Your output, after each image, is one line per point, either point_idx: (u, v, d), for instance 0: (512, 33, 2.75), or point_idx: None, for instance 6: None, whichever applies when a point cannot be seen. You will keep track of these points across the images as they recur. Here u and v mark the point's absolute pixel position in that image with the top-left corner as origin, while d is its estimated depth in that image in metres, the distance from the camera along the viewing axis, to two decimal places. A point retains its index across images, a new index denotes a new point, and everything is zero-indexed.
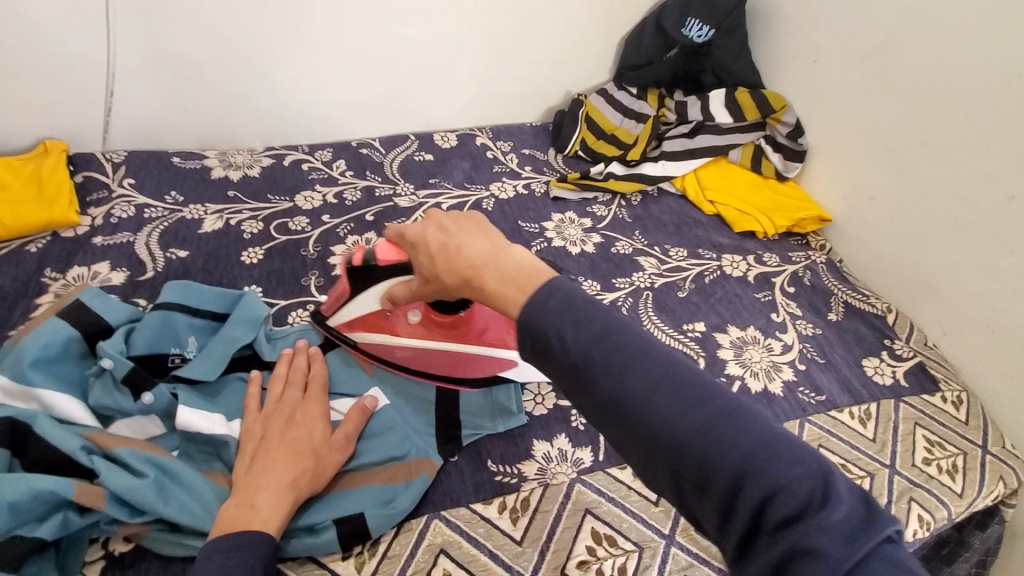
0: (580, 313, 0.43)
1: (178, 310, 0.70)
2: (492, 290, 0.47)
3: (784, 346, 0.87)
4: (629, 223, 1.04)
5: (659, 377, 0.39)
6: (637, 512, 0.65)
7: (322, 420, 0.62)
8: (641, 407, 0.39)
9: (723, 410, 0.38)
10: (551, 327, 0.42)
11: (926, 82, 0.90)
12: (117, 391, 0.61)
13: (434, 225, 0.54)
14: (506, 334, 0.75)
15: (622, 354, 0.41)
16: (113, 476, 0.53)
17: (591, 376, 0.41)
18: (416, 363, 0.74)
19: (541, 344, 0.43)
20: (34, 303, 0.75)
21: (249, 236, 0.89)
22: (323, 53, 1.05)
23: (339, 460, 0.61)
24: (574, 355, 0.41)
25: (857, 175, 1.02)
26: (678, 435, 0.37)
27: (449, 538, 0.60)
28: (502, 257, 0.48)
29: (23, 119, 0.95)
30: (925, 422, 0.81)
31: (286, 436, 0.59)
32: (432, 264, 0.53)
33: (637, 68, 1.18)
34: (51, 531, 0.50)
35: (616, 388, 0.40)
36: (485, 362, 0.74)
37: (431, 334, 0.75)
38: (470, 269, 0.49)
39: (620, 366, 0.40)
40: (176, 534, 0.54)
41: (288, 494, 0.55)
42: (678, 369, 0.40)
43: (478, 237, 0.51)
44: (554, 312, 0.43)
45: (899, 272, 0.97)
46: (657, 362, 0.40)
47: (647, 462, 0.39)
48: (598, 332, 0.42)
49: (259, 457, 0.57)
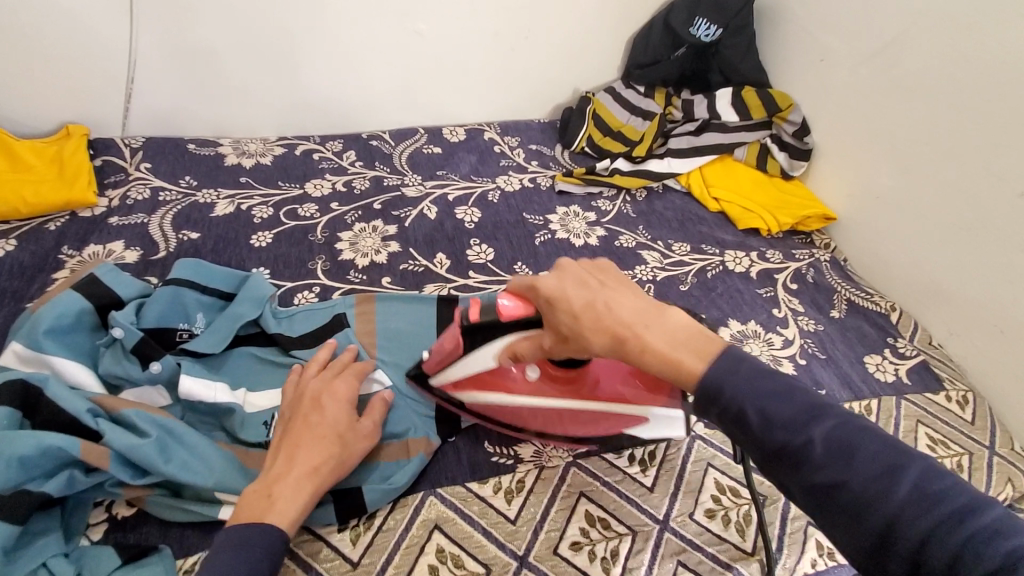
0: (779, 392, 0.44)
1: (187, 287, 0.72)
2: (659, 352, 0.48)
3: (785, 341, 0.87)
4: (633, 218, 1.05)
5: (887, 462, 0.39)
6: (631, 497, 0.65)
7: (348, 404, 0.62)
8: (870, 493, 0.39)
9: (964, 501, 0.37)
10: (748, 402, 0.44)
11: (934, 80, 0.90)
12: (127, 359, 0.63)
13: (572, 278, 0.52)
14: (631, 386, 0.65)
15: (835, 437, 0.41)
16: (118, 436, 0.55)
17: (801, 457, 0.41)
18: (532, 422, 0.67)
19: (738, 417, 0.44)
20: (51, 277, 0.78)
21: (259, 220, 0.91)
22: (337, 45, 1.07)
23: (365, 446, 0.61)
24: (780, 431, 0.42)
25: (861, 174, 1.02)
26: (909, 523, 0.37)
27: (443, 516, 0.61)
28: (651, 317, 0.50)
29: (46, 105, 0.98)
30: (928, 420, 0.80)
31: (310, 420, 0.59)
32: (574, 323, 0.51)
33: (644, 67, 1.19)
34: (58, 487, 0.52)
35: (839, 471, 0.40)
36: (605, 419, 0.66)
37: (544, 391, 0.66)
38: (626, 329, 0.49)
39: (842, 447, 0.40)
40: (176, 499, 0.56)
41: (309, 480, 0.55)
42: (898, 450, 0.40)
43: (614, 298, 0.50)
44: (749, 386, 0.45)
45: (904, 272, 0.97)
46: (873, 444, 0.40)
47: (872, 551, 0.38)
48: (806, 411, 0.43)
49: (286, 440, 0.58)
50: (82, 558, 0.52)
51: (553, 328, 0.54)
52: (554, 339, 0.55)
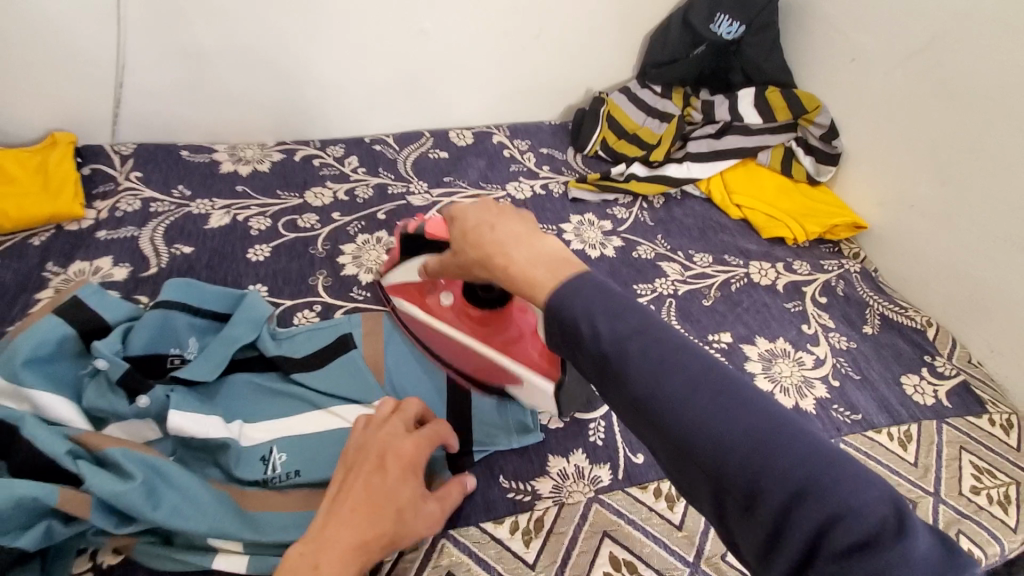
0: (612, 308, 0.40)
1: (177, 309, 0.67)
2: (519, 268, 0.46)
3: (816, 360, 0.82)
4: (651, 227, 1.00)
5: (701, 381, 0.37)
6: (658, 536, 0.60)
7: (415, 471, 0.51)
8: (677, 412, 0.36)
9: (772, 425, 0.34)
10: (582, 315, 0.41)
11: (978, 81, 0.84)
12: (112, 392, 0.58)
13: (477, 205, 0.54)
14: (532, 349, 0.66)
15: (656, 351, 0.38)
16: (101, 481, 0.50)
17: (618, 372, 0.39)
18: (435, 344, 0.71)
19: (572, 332, 0.41)
20: (34, 298, 0.73)
21: (257, 233, 0.86)
22: (338, 45, 1.02)
23: (420, 527, 0.51)
24: (607, 347, 0.39)
25: (893, 180, 0.97)
26: (725, 446, 0.34)
27: (456, 561, 0.56)
28: (519, 241, 0.48)
29: (31, 110, 0.93)
30: (971, 446, 0.75)
31: (373, 483, 0.49)
32: (462, 242, 0.53)
33: (661, 66, 1.13)
34: (34, 541, 0.47)
35: (653, 387, 0.37)
36: (495, 370, 0.68)
37: (454, 320, 0.70)
38: (495, 248, 0.49)
39: (662, 366, 0.38)
40: (168, 547, 0.52)
41: (355, 556, 0.45)
42: (715, 371, 0.37)
43: (499, 220, 0.51)
44: (589, 301, 0.41)
45: (941, 285, 0.91)
46: (691, 362, 0.38)
47: (683, 467, 0.37)
48: (636, 328, 0.39)
49: (338, 502, 0.48)
50: None
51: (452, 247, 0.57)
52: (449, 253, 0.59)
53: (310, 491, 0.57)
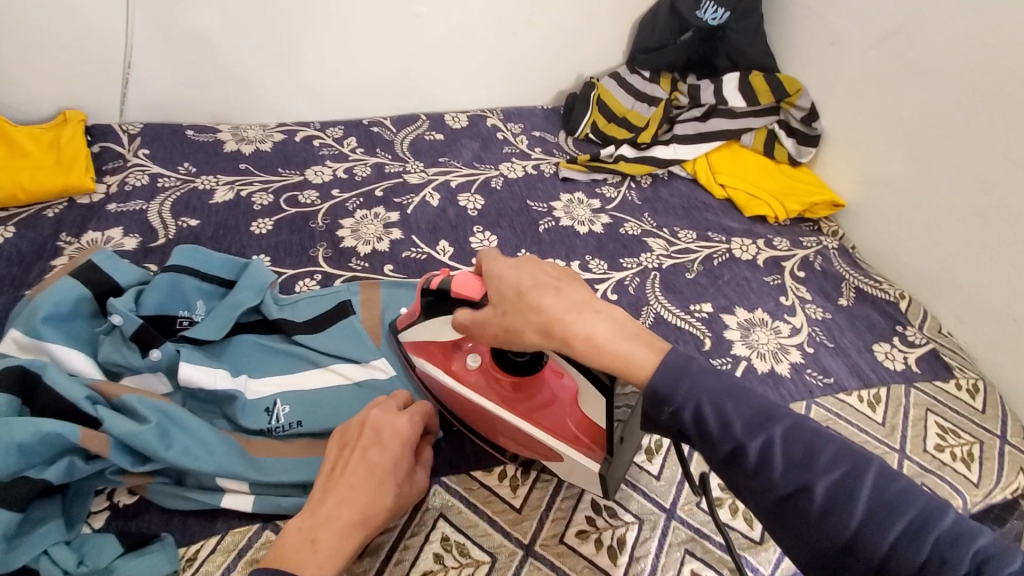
0: (734, 393, 0.44)
1: (187, 274, 0.71)
2: (609, 340, 0.47)
3: (792, 329, 0.86)
4: (638, 205, 1.04)
5: (847, 466, 0.40)
6: (638, 485, 0.64)
7: (408, 447, 0.55)
8: (832, 496, 0.39)
9: (924, 506, 0.38)
10: (707, 402, 0.43)
11: (947, 62, 0.88)
12: (125, 346, 0.62)
13: (531, 268, 0.52)
14: (571, 420, 0.60)
15: (796, 441, 0.41)
16: (118, 423, 0.54)
17: (760, 462, 0.41)
18: (456, 406, 0.65)
19: (697, 419, 0.43)
20: (49, 265, 0.77)
21: (259, 207, 0.90)
22: (337, 30, 1.05)
23: (411, 496, 0.56)
24: (743, 440, 0.42)
25: (869, 159, 1.01)
26: (879, 537, 0.37)
27: (448, 504, 0.61)
28: (592, 312, 0.48)
29: (42, 91, 0.97)
30: (937, 408, 0.79)
31: (372, 458, 0.53)
32: (519, 301, 0.50)
33: (650, 51, 1.17)
34: (58, 475, 0.51)
35: (804, 475, 0.40)
36: (523, 439, 0.61)
37: (481, 387, 0.63)
38: (570, 314, 0.48)
39: (802, 457, 0.40)
40: (179, 487, 0.56)
41: (357, 530, 0.50)
42: (855, 455, 0.41)
43: (560, 285, 0.50)
44: (702, 384, 0.44)
45: (915, 260, 0.96)
46: (827, 445, 0.41)
47: (834, 558, 0.39)
48: (761, 414, 0.43)
49: (338, 477, 0.52)
50: (83, 546, 0.51)
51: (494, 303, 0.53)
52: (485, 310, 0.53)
53: (311, 440, 0.61)
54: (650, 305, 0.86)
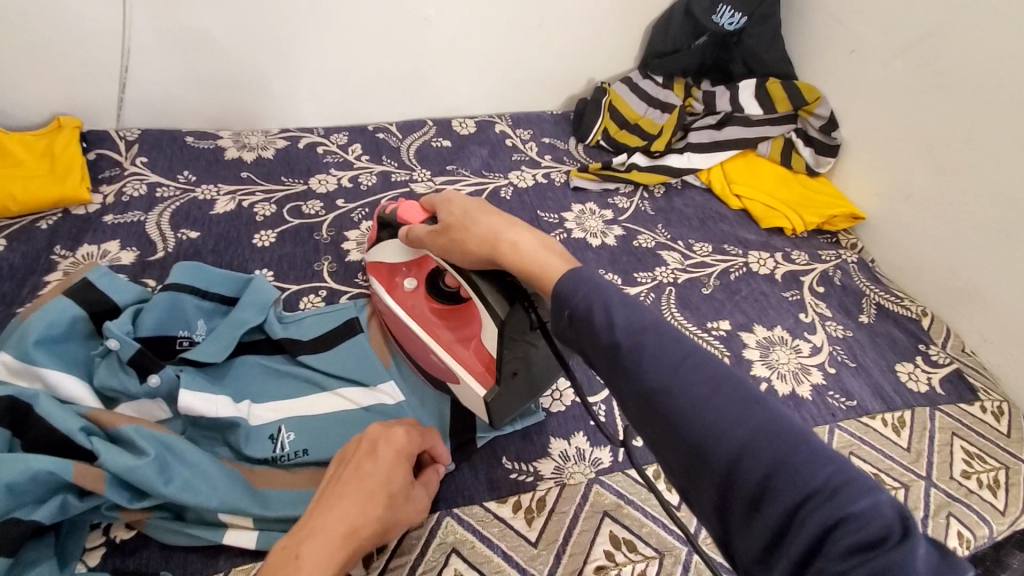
0: (625, 300, 0.42)
1: (187, 292, 0.68)
2: (533, 246, 0.49)
3: (813, 348, 0.83)
4: (652, 216, 1.01)
5: (715, 376, 0.37)
6: (657, 516, 0.62)
7: (405, 459, 0.50)
8: (691, 402, 0.36)
9: (781, 424, 0.34)
10: (594, 301, 0.42)
11: (975, 72, 0.85)
12: (123, 372, 0.59)
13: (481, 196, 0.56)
14: (477, 354, 0.61)
15: (669, 347, 0.39)
16: (113, 457, 0.51)
17: (629, 361, 0.39)
18: (393, 326, 0.69)
19: (582, 314, 0.42)
20: (43, 280, 0.74)
21: (261, 218, 0.87)
22: (342, 33, 1.02)
23: (407, 515, 0.50)
24: (619, 336, 0.39)
25: (891, 171, 0.98)
26: (730, 441, 0.34)
27: (461, 538, 0.58)
28: (525, 229, 0.51)
29: (37, 95, 0.93)
30: (963, 432, 0.77)
31: (364, 468, 0.48)
32: (463, 214, 0.54)
33: (664, 56, 1.14)
34: (49, 515, 0.48)
35: (668, 377, 0.37)
36: (437, 363, 0.63)
37: (415, 310, 0.66)
38: (506, 225, 0.51)
39: (675, 360, 0.38)
40: (178, 522, 0.53)
41: (344, 545, 0.44)
42: (727, 376, 0.37)
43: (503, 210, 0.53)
44: (598, 293, 0.42)
45: (937, 276, 0.93)
46: (706, 364, 0.38)
47: (688, 468, 0.36)
48: (644, 321, 0.40)
49: (330, 489, 0.47)
50: None
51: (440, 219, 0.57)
52: (431, 230, 0.57)
53: (318, 469, 0.59)
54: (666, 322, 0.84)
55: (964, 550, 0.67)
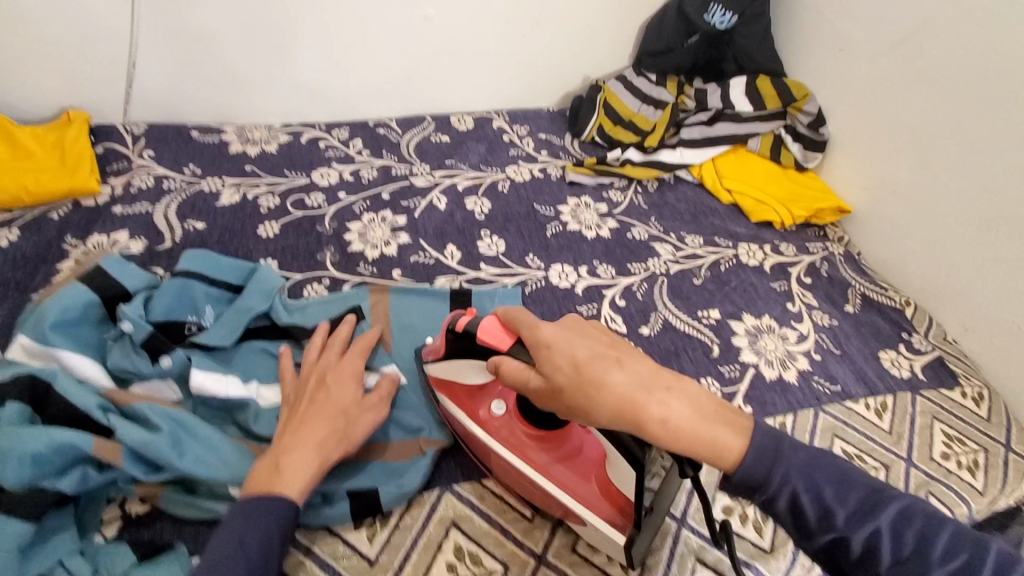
0: (838, 480, 0.45)
1: (196, 279, 0.71)
2: (688, 424, 0.47)
3: (799, 336, 0.86)
4: (645, 210, 1.04)
5: (960, 554, 0.41)
6: None
7: (352, 382, 0.61)
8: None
9: None
10: (806, 488, 0.44)
11: (960, 70, 0.88)
12: (136, 353, 0.62)
13: (582, 335, 0.50)
14: (603, 488, 0.57)
15: (904, 530, 0.42)
16: (130, 432, 0.54)
17: (869, 553, 0.42)
18: (477, 450, 0.62)
19: (796, 505, 0.44)
20: (55, 268, 0.76)
21: (266, 210, 0.89)
22: (344, 29, 1.05)
23: (372, 420, 0.60)
24: (847, 527, 0.43)
25: (879, 166, 1.01)
26: None
27: (460, 513, 0.61)
28: (666, 391, 0.48)
29: (45, 90, 0.96)
30: (943, 416, 0.80)
31: (316, 398, 0.59)
32: (573, 373, 0.48)
33: (657, 55, 1.17)
34: (72, 484, 0.51)
35: (915, 569, 0.41)
36: (547, 499, 0.58)
37: (508, 436, 0.59)
38: (641, 394, 0.47)
39: (914, 545, 0.41)
40: (191, 495, 0.56)
41: (318, 451, 0.54)
42: (970, 545, 0.41)
43: (622, 356, 0.49)
44: (798, 470, 0.45)
45: (920, 267, 0.96)
46: (939, 536, 0.42)
47: None
48: (861, 501, 0.44)
49: (291, 419, 0.57)
50: (98, 555, 0.51)
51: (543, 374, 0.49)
52: (534, 379, 0.50)
53: None
54: (658, 311, 0.86)
55: None
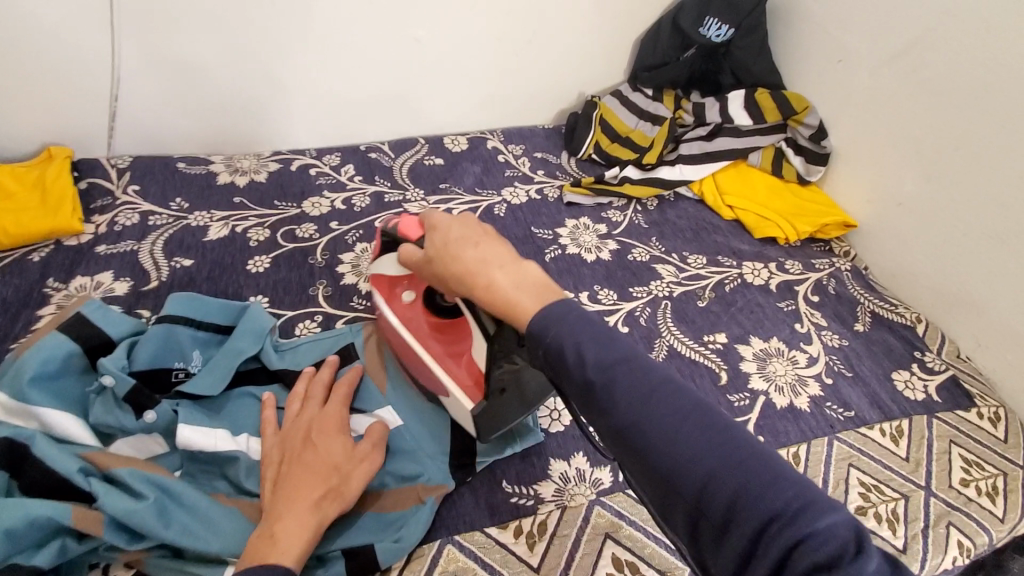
0: (599, 336, 0.41)
1: (181, 323, 0.68)
2: (502, 287, 0.46)
3: (809, 359, 0.84)
4: (646, 229, 1.01)
5: (682, 408, 0.38)
6: (659, 537, 0.62)
7: (340, 434, 0.59)
8: (662, 436, 0.38)
9: (742, 452, 0.36)
10: (568, 339, 0.41)
11: (964, 81, 0.85)
12: (118, 408, 0.59)
13: (462, 224, 0.53)
14: (469, 368, 0.62)
15: (639, 379, 0.40)
16: (111, 500, 0.51)
17: (604, 397, 0.40)
18: (388, 333, 0.70)
19: (556, 355, 0.42)
20: (36, 314, 0.73)
21: (255, 244, 0.87)
22: (331, 53, 1.02)
23: (366, 471, 0.58)
24: (590, 373, 0.40)
25: (882, 179, 0.98)
26: (703, 472, 0.36)
27: (462, 566, 0.58)
28: (501, 265, 0.48)
29: (26, 125, 0.93)
30: (961, 440, 0.77)
31: (304, 456, 0.55)
32: (441, 245, 0.52)
33: (653, 69, 1.15)
34: (48, 559, 0.48)
35: (634, 412, 0.39)
36: (428, 374, 0.65)
37: (412, 323, 0.66)
38: (479, 262, 0.48)
39: (642, 394, 0.39)
40: (178, 561, 0.52)
41: (313, 515, 0.52)
42: (693, 402, 0.39)
43: (489, 236, 0.51)
44: (569, 326, 0.42)
45: (929, 282, 0.93)
46: (675, 393, 0.39)
47: (664, 498, 0.38)
48: (619, 355, 0.41)
49: (279, 480, 0.54)
50: None
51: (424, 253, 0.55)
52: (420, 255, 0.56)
53: None
54: (663, 337, 0.84)
55: (965, 559, 0.68)
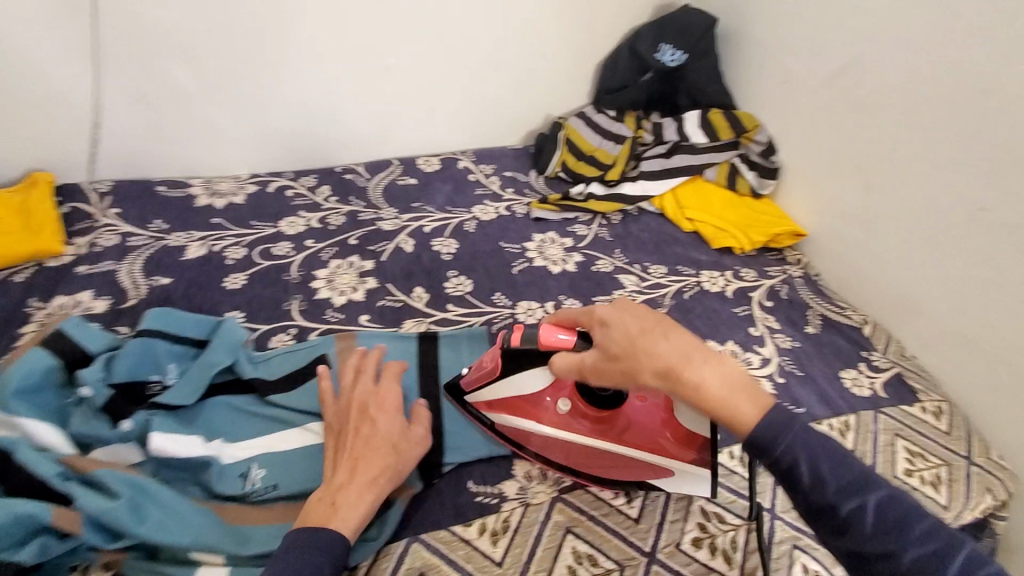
0: (835, 458, 0.47)
1: (158, 338, 0.71)
2: (715, 395, 0.50)
3: (762, 360, 0.88)
4: (610, 242, 1.06)
5: (935, 540, 0.44)
6: (617, 530, 0.65)
7: (396, 414, 0.63)
8: (910, 560, 0.43)
9: None
10: (805, 461, 0.47)
11: (893, 99, 0.92)
12: (96, 418, 0.63)
13: (632, 312, 0.55)
14: (666, 433, 0.66)
15: (889, 508, 0.45)
16: (88, 500, 0.54)
17: (850, 521, 0.45)
18: (545, 449, 0.70)
19: (790, 471, 0.47)
20: (17, 332, 0.76)
21: (232, 262, 0.90)
22: (306, 80, 1.07)
23: (419, 453, 0.63)
24: (833, 496, 0.46)
25: (827, 191, 1.05)
26: None
27: (428, 562, 0.61)
28: (704, 360, 0.51)
29: (9, 153, 0.97)
30: (905, 433, 0.82)
31: (364, 432, 0.60)
32: (627, 342, 0.53)
33: (614, 91, 1.22)
34: (32, 555, 0.51)
35: (891, 542, 0.44)
36: (625, 462, 0.68)
37: (573, 426, 0.68)
38: (679, 360, 0.50)
39: (894, 523, 0.44)
40: (152, 562, 0.55)
41: (370, 489, 0.57)
42: (945, 534, 0.44)
43: (670, 328, 0.52)
44: (809, 448, 0.47)
45: (875, 287, 0.99)
46: (924, 525, 0.44)
47: None
48: (858, 479, 0.46)
49: (342, 453, 0.59)
50: None
51: (601, 347, 0.56)
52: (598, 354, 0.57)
53: (288, 504, 0.61)
54: None
55: None
